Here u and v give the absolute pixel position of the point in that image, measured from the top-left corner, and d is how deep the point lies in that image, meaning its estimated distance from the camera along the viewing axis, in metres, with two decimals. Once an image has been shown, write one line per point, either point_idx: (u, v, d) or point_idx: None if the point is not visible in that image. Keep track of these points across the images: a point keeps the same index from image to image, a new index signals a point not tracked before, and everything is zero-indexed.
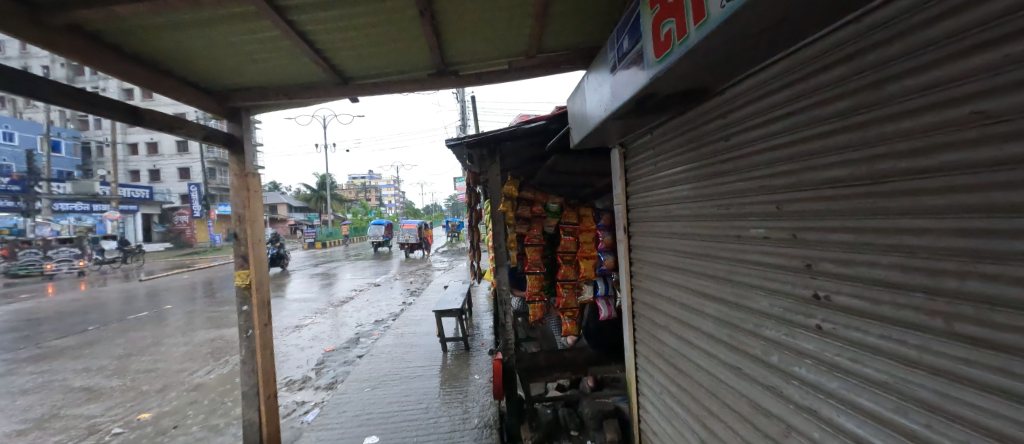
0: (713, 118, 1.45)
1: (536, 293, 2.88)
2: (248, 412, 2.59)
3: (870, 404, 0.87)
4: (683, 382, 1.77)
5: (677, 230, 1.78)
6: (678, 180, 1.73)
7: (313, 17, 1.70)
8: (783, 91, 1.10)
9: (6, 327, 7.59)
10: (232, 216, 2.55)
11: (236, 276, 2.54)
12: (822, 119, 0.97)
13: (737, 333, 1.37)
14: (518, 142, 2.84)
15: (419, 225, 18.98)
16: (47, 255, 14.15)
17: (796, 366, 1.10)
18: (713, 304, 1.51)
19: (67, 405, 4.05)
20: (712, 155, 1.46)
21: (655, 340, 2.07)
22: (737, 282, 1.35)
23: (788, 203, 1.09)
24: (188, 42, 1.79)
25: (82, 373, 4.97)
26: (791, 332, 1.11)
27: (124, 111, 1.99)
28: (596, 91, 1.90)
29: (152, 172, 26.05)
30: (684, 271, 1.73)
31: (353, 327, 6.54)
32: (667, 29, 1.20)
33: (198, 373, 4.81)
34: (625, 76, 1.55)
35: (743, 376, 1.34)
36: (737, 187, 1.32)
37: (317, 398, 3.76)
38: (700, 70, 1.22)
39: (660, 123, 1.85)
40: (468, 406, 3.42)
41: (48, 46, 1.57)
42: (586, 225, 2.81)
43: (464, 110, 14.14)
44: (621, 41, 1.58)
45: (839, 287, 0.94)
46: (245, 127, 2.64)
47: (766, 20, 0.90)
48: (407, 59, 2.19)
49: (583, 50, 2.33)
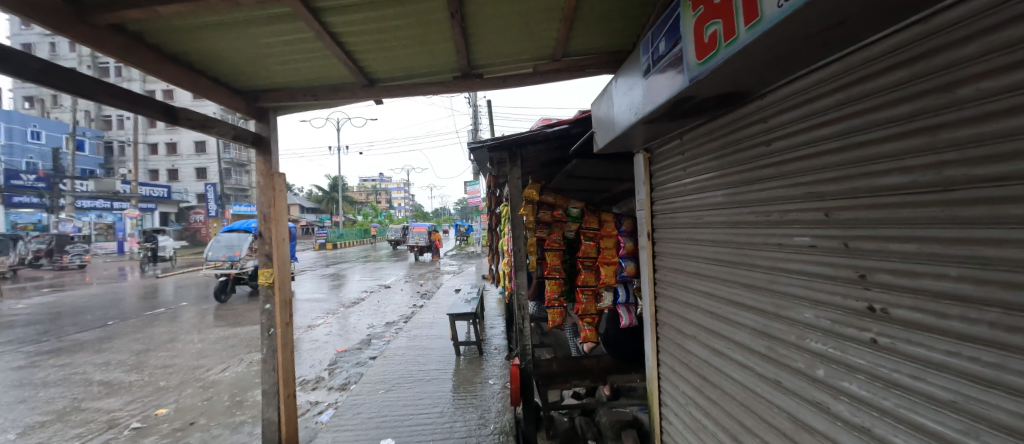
0: (751, 123, 1.42)
1: (555, 299, 2.83)
2: (268, 411, 2.57)
3: (934, 424, 0.82)
4: (712, 394, 1.72)
5: (708, 238, 1.73)
6: (710, 185, 1.69)
7: (347, 19, 1.71)
8: (835, 94, 1.07)
9: (31, 320, 7.84)
10: (258, 215, 2.54)
11: (259, 274, 2.51)
12: (879, 124, 0.94)
13: (776, 345, 1.32)
14: (539, 146, 2.80)
15: (429, 228, 19.20)
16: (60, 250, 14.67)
17: (846, 382, 1.05)
18: (750, 314, 1.46)
19: (87, 398, 4.13)
20: (752, 160, 1.42)
21: (681, 350, 2.00)
22: (777, 292, 1.31)
23: (838, 211, 1.06)
24: (221, 43, 1.81)
25: (102, 366, 5.09)
26: (840, 345, 1.07)
27: (160, 110, 2.02)
28: (626, 95, 1.86)
29: (170, 171, 26.67)
30: (716, 280, 1.68)
31: (363, 330, 6.46)
32: (712, 30, 1.17)
33: (214, 370, 4.86)
34: (661, 79, 1.51)
35: (784, 390, 1.29)
36: (780, 193, 1.27)
37: (331, 399, 3.77)
38: (744, 72, 1.18)
39: (692, 128, 1.81)
40: (484, 412, 3.37)
41: (94, 44, 1.60)
42: (607, 230, 2.73)
43: (476, 114, 14.11)
44: (657, 44, 1.55)
45: (898, 299, 0.90)
46: (273, 127, 2.62)
47: (824, 28, 0.89)
48: (434, 62, 2.20)
49: (610, 54, 2.30)
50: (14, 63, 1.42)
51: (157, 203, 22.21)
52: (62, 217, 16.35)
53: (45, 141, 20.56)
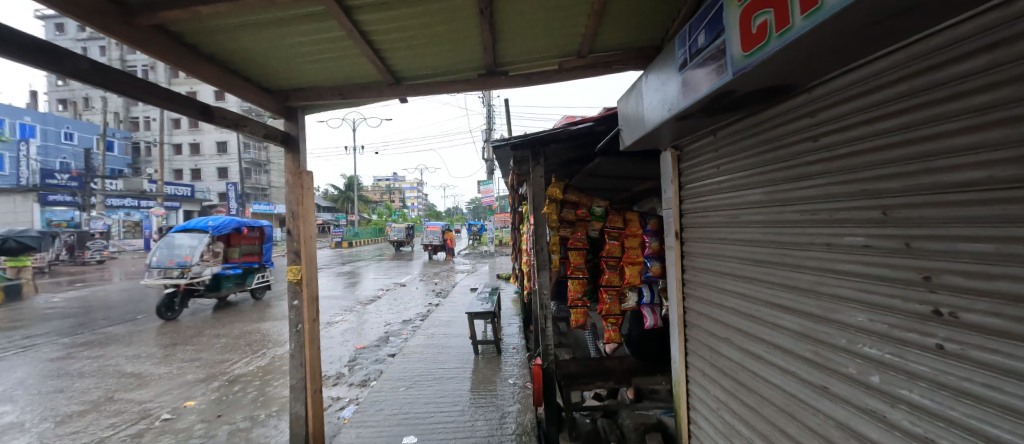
0: (795, 118, 1.36)
1: (578, 299, 2.80)
2: (296, 405, 2.61)
3: (1012, 437, 0.76)
4: (748, 399, 1.66)
5: (745, 237, 1.67)
6: (748, 183, 1.64)
7: (377, 17, 1.71)
8: (892, 87, 1.01)
9: (67, 313, 8.19)
10: (287, 213, 2.57)
11: (287, 271, 2.56)
12: (946, 117, 0.88)
13: (823, 349, 1.27)
14: (563, 144, 2.76)
15: (443, 228, 19.33)
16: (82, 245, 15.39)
17: (904, 389, 0.99)
18: (793, 317, 1.39)
19: (120, 389, 4.28)
20: (795, 156, 1.36)
21: (713, 352, 1.95)
22: (826, 294, 1.25)
23: (896, 209, 1.00)
24: (254, 43, 1.84)
25: (133, 359, 5.27)
26: (898, 351, 1.01)
27: (197, 109, 2.07)
28: (659, 90, 1.82)
29: (193, 171, 27.52)
30: (754, 281, 1.62)
31: (380, 327, 6.53)
32: (762, 20, 1.12)
33: (238, 364, 4.98)
34: (700, 73, 1.47)
35: (831, 396, 1.23)
36: (829, 190, 1.21)
37: (351, 395, 3.83)
38: (794, 64, 1.13)
39: (728, 124, 1.76)
40: (505, 411, 3.35)
41: (138, 45, 1.65)
42: (632, 229, 2.65)
43: (488, 114, 14.10)
44: (696, 36, 1.50)
45: (970, 302, 0.84)
46: (301, 125, 2.66)
47: (887, 22, 0.84)
48: (460, 59, 2.19)
49: (639, 49, 2.25)
50: (60, 62, 1.47)
51: (181, 201, 22.96)
52: (94, 215, 17.03)
53: (78, 142, 21.49)
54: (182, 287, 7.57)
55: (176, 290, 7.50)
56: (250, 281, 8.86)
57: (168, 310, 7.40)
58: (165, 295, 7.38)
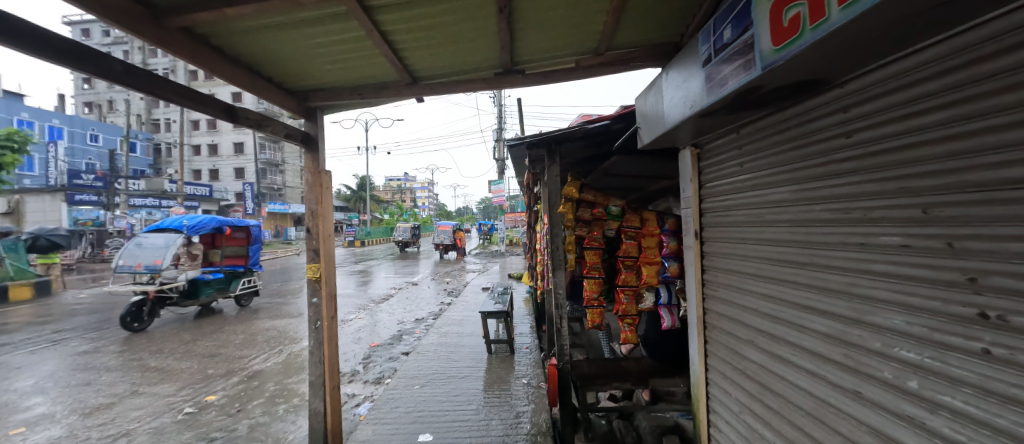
0: (826, 115, 1.32)
1: (594, 299, 2.77)
2: (314, 401, 2.65)
3: None
4: (773, 403, 1.62)
5: (771, 237, 1.63)
6: (774, 181, 1.60)
7: (398, 17, 1.72)
8: (933, 79, 0.96)
9: (93, 308, 8.48)
10: (306, 211, 2.60)
11: (307, 269, 2.60)
12: (993, 111, 0.84)
13: (855, 352, 1.22)
14: (579, 142, 2.73)
15: (453, 227, 19.44)
16: (99, 245, 16.49)
17: (945, 395, 0.95)
18: (823, 319, 1.35)
19: (144, 383, 4.40)
20: (826, 154, 1.32)
21: (735, 354, 1.91)
22: (859, 296, 1.20)
23: (938, 207, 0.96)
24: (276, 44, 1.87)
25: (156, 354, 5.43)
26: (940, 355, 0.96)
27: (222, 109, 2.11)
28: (681, 87, 1.79)
29: (211, 171, 28.21)
30: (781, 282, 1.58)
31: (393, 326, 6.58)
32: (795, 13, 1.08)
33: (256, 360, 5.09)
34: (725, 69, 1.44)
35: (864, 401, 1.19)
36: (863, 188, 1.17)
37: (366, 392, 3.88)
38: (828, 59, 1.09)
39: (752, 121, 1.72)
40: (519, 411, 3.35)
41: (167, 47, 1.69)
42: (649, 229, 2.67)
43: (499, 113, 14.06)
44: (722, 31, 1.47)
45: (1018, 305, 0.80)
46: (321, 126, 2.69)
47: (928, 13, 0.81)
48: (477, 57, 2.18)
49: (658, 46, 2.21)
50: (85, 60, 1.49)
51: (200, 201, 23.57)
52: (117, 215, 17.60)
53: (102, 143, 22.22)
54: (152, 295, 6.70)
55: (145, 298, 6.64)
56: (233, 287, 8.03)
57: (134, 320, 6.54)
58: (132, 303, 6.51)
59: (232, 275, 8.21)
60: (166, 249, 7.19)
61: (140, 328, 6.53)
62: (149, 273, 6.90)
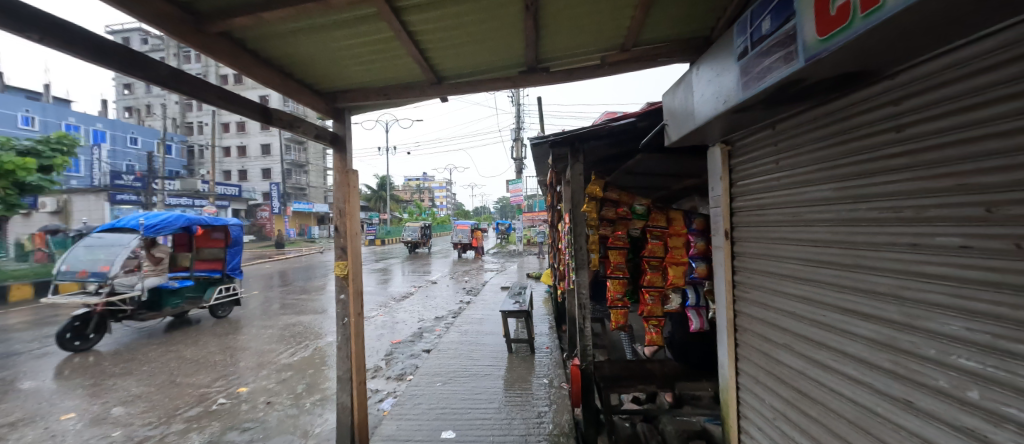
0: (875, 108, 1.25)
1: (618, 299, 2.72)
2: (341, 395, 2.71)
3: None
4: (812, 410, 1.55)
5: (811, 237, 1.56)
6: (814, 179, 1.53)
7: (425, 17, 1.73)
8: (995, 68, 0.89)
9: None
10: (334, 210, 2.67)
11: (335, 266, 2.66)
12: None
13: (905, 359, 1.15)
14: (603, 140, 2.70)
15: (471, 227, 19.61)
16: None
17: (1005, 407, 0.88)
18: (870, 324, 1.28)
19: (181, 374, 4.63)
20: (875, 149, 1.25)
21: (769, 358, 1.84)
22: (912, 299, 1.13)
23: (1003, 205, 0.89)
24: (308, 46, 1.92)
25: (191, 346, 5.71)
26: (1002, 364, 0.89)
27: (257, 110, 2.19)
28: (714, 81, 1.73)
29: (240, 172, 29.40)
30: (822, 284, 1.50)
31: (413, 323, 6.68)
32: (844, 2, 1.03)
33: (284, 354, 5.26)
34: (764, 62, 1.38)
35: (915, 412, 1.12)
36: (917, 186, 1.10)
37: (389, 388, 3.95)
38: (879, 50, 1.03)
39: (791, 116, 1.65)
40: (541, 411, 3.33)
41: (208, 51, 1.76)
42: (676, 229, 2.59)
43: (517, 113, 14.04)
44: (761, 22, 1.41)
45: None
46: (348, 126, 2.75)
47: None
48: (501, 56, 2.18)
49: (687, 41, 2.15)
50: (110, 55, 1.49)
51: (230, 200, 24.61)
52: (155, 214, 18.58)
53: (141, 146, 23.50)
54: (99, 308, 5.66)
55: (92, 311, 5.62)
56: (207, 296, 7.06)
57: (75, 339, 5.48)
58: (73, 318, 5.47)
59: (206, 282, 7.34)
60: (117, 252, 6.26)
61: (83, 347, 5.48)
62: (95, 281, 5.92)
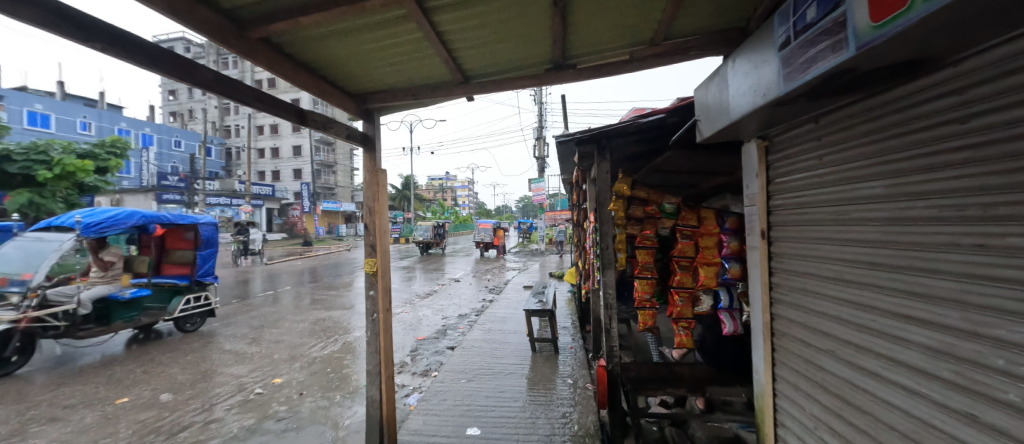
0: (934, 97, 1.15)
1: (646, 300, 2.66)
2: (371, 389, 2.78)
3: None
4: (859, 421, 1.46)
5: (859, 237, 1.47)
6: (864, 174, 1.43)
7: (453, 17, 1.75)
8: None
9: None
10: (364, 208, 2.74)
11: (365, 263, 2.73)
12: None
13: (968, 369, 1.06)
14: (631, 137, 2.64)
15: (493, 226, 19.72)
16: None
17: None
18: (929, 330, 1.18)
19: (221, 364, 4.89)
20: (935, 142, 1.15)
21: (811, 364, 1.74)
22: (976, 305, 1.03)
23: None
24: (341, 49, 1.98)
25: (231, 338, 6.03)
26: None
27: (294, 112, 2.28)
28: (754, 72, 1.65)
29: (273, 173, 30.76)
30: (873, 287, 1.40)
31: (437, 321, 6.78)
32: None
33: (315, 348, 5.46)
34: (809, 51, 1.31)
35: (978, 426, 1.02)
36: (983, 180, 1.01)
37: (415, 383, 4.04)
38: (942, 35, 0.96)
39: (837, 108, 1.55)
40: (566, 411, 3.31)
41: (250, 56, 1.85)
42: (707, 228, 2.51)
43: (540, 113, 14.01)
44: (806, 9, 1.33)
45: None
46: (378, 126, 2.82)
47: None
48: (528, 53, 2.17)
49: (722, 32, 2.07)
50: (156, 60, 1.57)
51: (264, 200, 25.80)
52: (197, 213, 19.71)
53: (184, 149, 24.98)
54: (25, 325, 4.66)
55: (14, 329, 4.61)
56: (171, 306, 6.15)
57: None
58: None
59: (171, 290, 6.41)
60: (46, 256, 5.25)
61: None
62: (16, 292, 4.91)
